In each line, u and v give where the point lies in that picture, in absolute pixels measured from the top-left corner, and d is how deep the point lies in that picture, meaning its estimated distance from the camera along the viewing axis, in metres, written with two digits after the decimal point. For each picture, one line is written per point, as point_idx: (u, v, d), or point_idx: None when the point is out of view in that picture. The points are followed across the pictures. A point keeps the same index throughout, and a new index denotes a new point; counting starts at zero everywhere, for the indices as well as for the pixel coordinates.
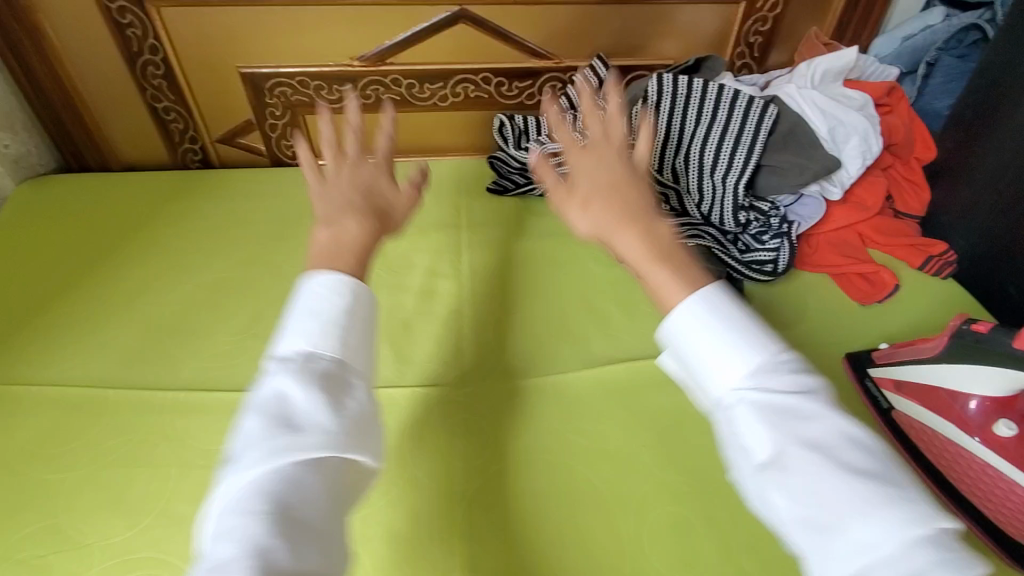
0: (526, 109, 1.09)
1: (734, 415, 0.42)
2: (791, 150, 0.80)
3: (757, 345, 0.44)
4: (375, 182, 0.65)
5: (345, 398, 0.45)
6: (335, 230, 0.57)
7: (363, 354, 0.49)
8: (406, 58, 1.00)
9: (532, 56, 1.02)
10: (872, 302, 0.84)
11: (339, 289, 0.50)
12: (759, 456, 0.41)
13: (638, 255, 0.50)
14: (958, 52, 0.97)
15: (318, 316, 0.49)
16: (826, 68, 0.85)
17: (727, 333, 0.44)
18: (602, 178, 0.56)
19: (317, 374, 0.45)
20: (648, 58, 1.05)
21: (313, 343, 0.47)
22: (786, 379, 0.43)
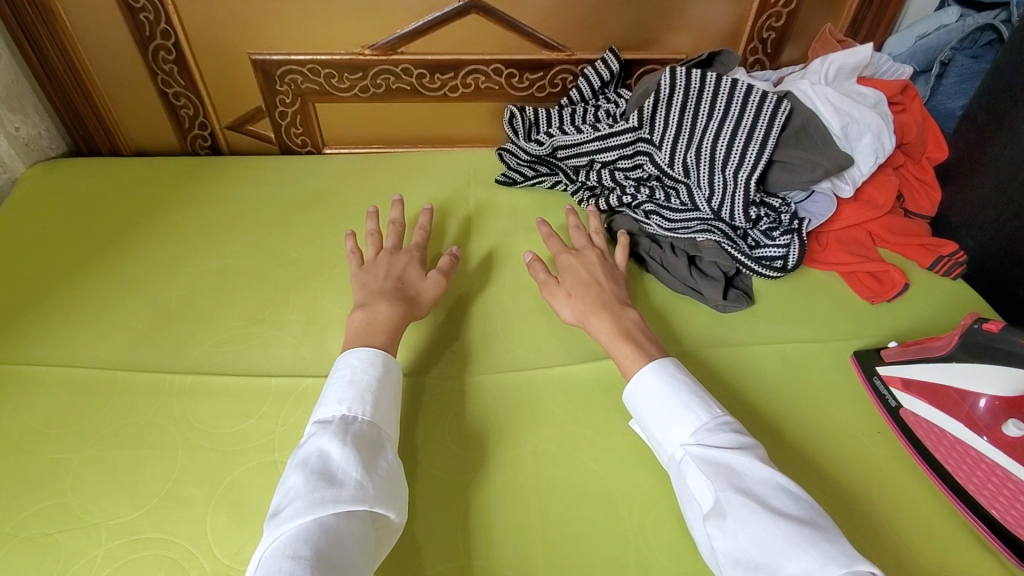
0: (537, 101, 1.08)
1: (681, 464, 0.58)
2: (803, 146, 0.79)
3: (697, 412, 0.60)
4: (406, 270, 0.78)
5: (377, 457, 0.56)
6: (368, 314, 0.70)
7: (392, 419, 0.62)
8: (417, 48, 0.99)
9: (544, 48, 1.01)
10: (881, 301, 0.83)
11: (380, 362, 0.64)
12: (705, 503, 0.55)
13: (609, 334, 0.70)
14: (972, 52, 0.95)
15: (357, 385, 0.61)
16: (840, 65, 0.84)
17: (677, 404, 0.61)
18: (581, 276, 0.77)
19: (351, 436, 0.56)
20: (660, 52, 1.04)
21: (351, 411, 0.59)
22: (722, 437, 0.58)
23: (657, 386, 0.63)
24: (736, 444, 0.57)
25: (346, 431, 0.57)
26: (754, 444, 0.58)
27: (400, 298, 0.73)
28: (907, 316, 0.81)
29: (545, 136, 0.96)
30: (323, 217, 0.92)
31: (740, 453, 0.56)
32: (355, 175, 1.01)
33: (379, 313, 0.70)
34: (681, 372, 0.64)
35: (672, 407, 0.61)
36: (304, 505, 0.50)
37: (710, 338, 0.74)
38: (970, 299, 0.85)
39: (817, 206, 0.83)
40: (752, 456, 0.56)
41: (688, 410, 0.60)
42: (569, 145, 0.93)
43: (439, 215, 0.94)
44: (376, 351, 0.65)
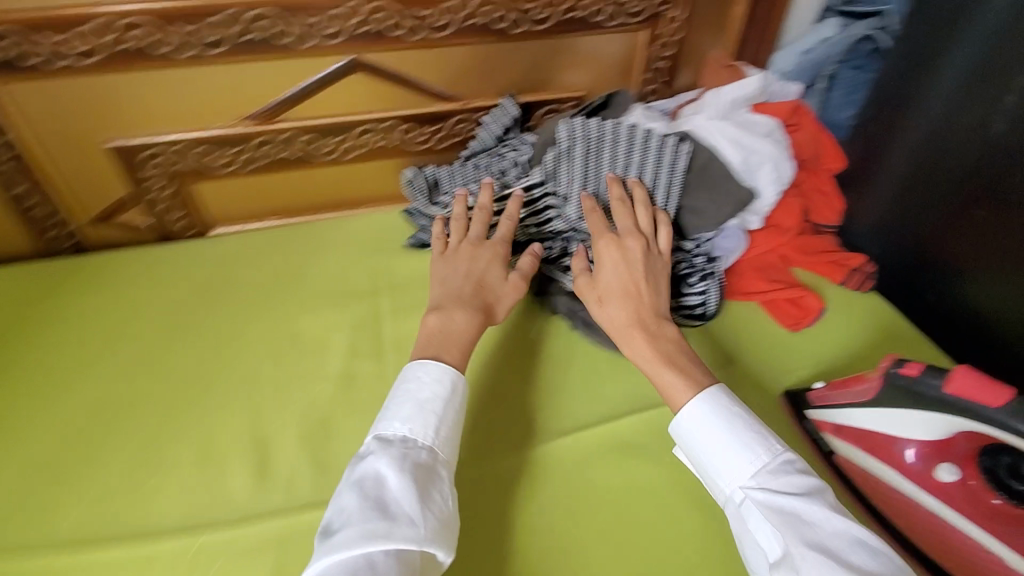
0: (439, 154, 1.03)
1: (741, 507, 0.56)
2: (707, 187, 0.78)
3: (761, 450, 0.57)
4: (488, 270, 0.77)
5: (432, 489, 0.56)
6: (444, 320, 0.71)
7: (452, 447, 0.62)
8: (299, 114, 0.92)
9: (437, 100, 0.96)
10: (803, 327, 0.84)
11: (454, 389, 0.64)
12: (772, 552, 0.53)
13: (649, 359, 0.67)
14: (855, 63, 0.98)
15: (423, 406, 0.62)
16: (732, 98, 0.84)
17: (734, 439, 0.58)
18: (616, 285, 0.72)
19: (411, 464, 0.57)
20: (557, 90, 1.01)
21: (414, 434, 0.60)
22: (787, 478, 0.55)
23: (710, 416, 0.60)
24: (803, 486, 0.54)
25: (409, 456, 0.58)
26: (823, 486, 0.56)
27: (478, 305, 0.74)
28: (827, 340, 0.82)
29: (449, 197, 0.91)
30: (217, 316, 0.83)
31: (808, 499, 0.54)
32: (249, 259, 0.93)
33: (457, 322, 0.71)
34: (734, 399, 0.62)
35: (730, 439, 0.59)
36: (356, 533, 0.51)
37: None
38: (882, 312, 0.87)
39: (729, 243, 0.83)
40: (820, 503, 0.53)
41: (749, 442, 0.58)
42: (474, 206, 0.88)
43: (346, 295, 0.87)
44: (451, 375, 0.65)
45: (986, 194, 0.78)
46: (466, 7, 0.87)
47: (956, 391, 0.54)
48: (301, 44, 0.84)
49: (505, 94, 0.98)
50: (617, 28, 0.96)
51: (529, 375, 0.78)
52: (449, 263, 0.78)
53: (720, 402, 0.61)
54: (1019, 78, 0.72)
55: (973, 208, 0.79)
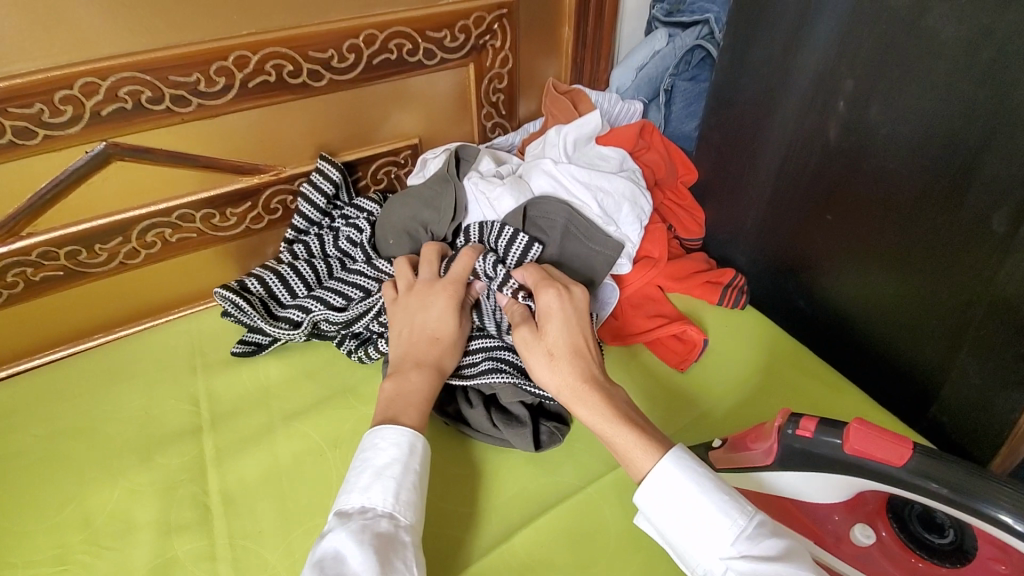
0: (259, 233, 0.86)
1: None
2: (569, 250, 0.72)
3: (738, 512, 0.50)
4: (435, 322, 0.66)
5: (395, 563, 0.47)
6: (399, 382, 0.62)
7: (420, 513, 0.53)
8: (52, 221, 0.71)
9: (240, 174, 0.80)
10: (690, 363, 0.79)
11: (411, 450, 0.55)
12: None
13: (609, 420, 0.58)
14: (688, 74, 0.96)
15: (380, 473, 0.53)
16: (576, 136, 0.77)
17: (713, 503, 0.51)
18: (568, 339, 0.62)
19: (372, 534, 0.49)
20: (388, 141, 0.88)
21: (371, 501, 0.51)
22: (766, 544, 0.49)
23: (679, 482, 0.52)
24: (782, 553, 0.48)
25: (367, 527, 0.49)
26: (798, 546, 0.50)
27: (433, 361, 0.64)
28: (716, 374, 0.78)
29: (298, 308, 0.76)
30: None
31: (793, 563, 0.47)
32: (14, 418, 0.70)
33: (413, 384, 0.61)
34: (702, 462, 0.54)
35: (705, 503, 0.51)
36: None
37: (536, 504, 0.62)
38: (764, 328, 0.84)
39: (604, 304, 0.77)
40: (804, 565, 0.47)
41: (724, 505, 0.50)
42: (334, 313, 0.74)
43: (156, 441, 0.68)
44: (408, 436, 0.56)
45: (835, 196, 0.76)
46: (248, 65, 0.72)
47: (854, 451, 0.49)
48: (29, 139, 0.65)
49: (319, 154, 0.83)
50: (439, 66, 0.85)
51: None
52: (400, 310, 0.68)
53: (689, 465, 0.53)
54: (844, 82, 0.70)
55: (825, 212, 0.77)
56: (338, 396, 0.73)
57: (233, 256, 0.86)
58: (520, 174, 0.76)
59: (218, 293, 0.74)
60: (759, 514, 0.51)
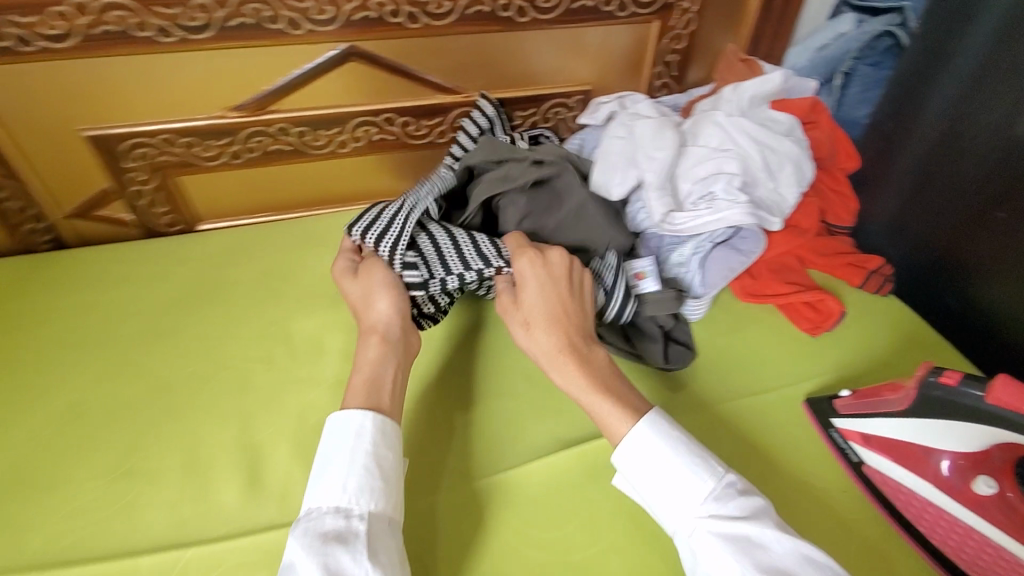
0: (440, 147, 0.99)
1: (689, 539, 0.53)
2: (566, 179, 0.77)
3: (708, 472, 0.55)
4: (363, 302, 0.67)
5: (345, 555, 0.48)
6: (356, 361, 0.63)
7: (388, 493, 0.54)
8: (292, 104, 0.87)
9: (438, 91, 0.92)
10: (823, 331, 0.80)
11: (360, 436, 0.55)
12: None
13: (583, 389, 0.61)
14: (872, 60, 0.95)
15: (332, 467, 0.53)
16: (752, 93, 0.82)
17: (685, 464, 0.55)
18: (546, 308, 0.64)
19: (321, 533, 0.49)
20: (565, 84, 0.97)
21: (315, 502, 0.51)
22: (733, 505, 0.53)
23: (648, 441, 0.57)
24: (748, 510, 0.53)
25: (319, 525, 0.49)
26: (764, 505, 0.54)
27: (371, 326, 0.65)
28: (847, 345, 0.79)
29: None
30: (207, 316, 0.78)
31: (757, 524, 0.52)
32: (239, 255, 0.88)
33: (369, 355, 0.63)
34: (673, 425, 0.59)
35: (678, 467, 0.55)
36: None
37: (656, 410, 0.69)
38: (903, 315, 0.83)
39: (731, 255, 0.78)
40: (768, 524, 0.51)
41: (695, 466, 0.55)
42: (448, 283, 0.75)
43: None
44: (353, 421, 0.55)
45: (1009, 193, 0.74)
46: None
47: (996, 402, 0.50)
48: (294, 30, 0.79)
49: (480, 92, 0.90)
50: (627, 19, 0.92)
51: (538, 377, 0.74)
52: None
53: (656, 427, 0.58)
54: None
55: (997, 209, 0.76)
56: None
57: (416, 163, 1.00)
58: (690, 122, 0.83)
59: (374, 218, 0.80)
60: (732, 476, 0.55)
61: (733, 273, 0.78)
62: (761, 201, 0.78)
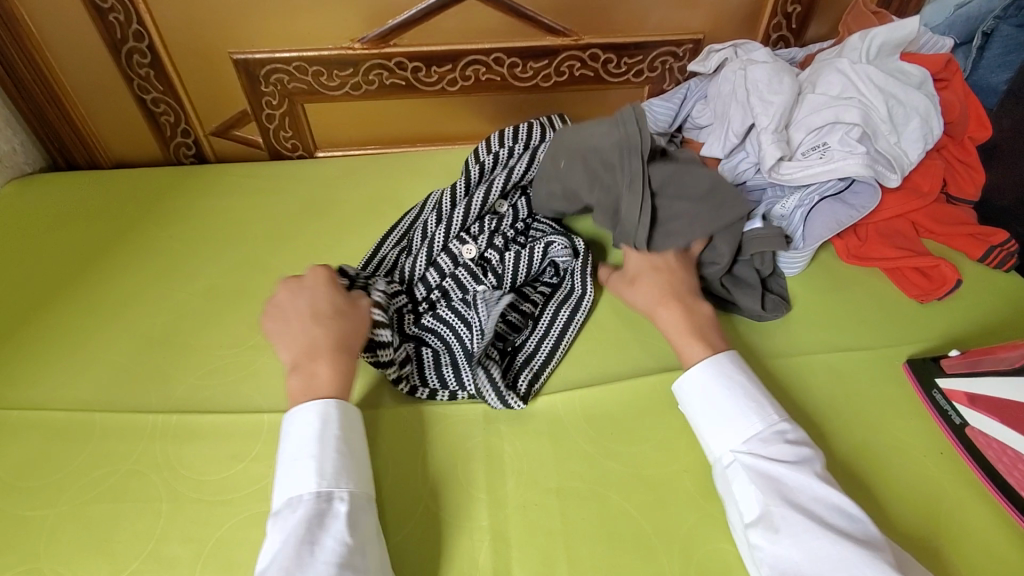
0: (543, 92, 1.00)
1: (729, 470, 0.56)
2: (724, 191, 0.71)
3: (759, 416, 0.57)
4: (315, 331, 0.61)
5: (323, 539, 0.49)
6: (307, 379, 0.59)
7: (353, 474, 0.54)
8: (410, 40, 0.92)
9: (548, 34, 0.93)
10: (933, 299, 0.75)
11: (324, 422, 0.56)
12: (751, 515, 0.53)
13: (678, 332, 0.65)
14: (1018, 20, 0.84)
15: (296, 456, 0.54)
16: (883, 41, 0.79)
17: (744, 402, 0.58)
18: (656, 264, 0.70)
19: (303, 519, 0.50)
20: (677, 32, 0.95)
21: (294, 490, 0.52)
22: (778, 448, 0.54)
23: (713, 381, 0.59)
24: (791, 457, 0.54)
25: (293, 517, 0.50)
26: (812, 455, 0.54)
27: (328, 343, 0.60)
28: (959, 317, 0.73)
29: (461, 244, 0.76)
30: (323, 229, 0.87)
31: (799, 469, 0.53)
32: (350, 181, 0.96)
33: (318, 379, 0.58)
34: (737, 372, 0.60)
35: (729, 403, 0.58)
36: None
37: (742, 354, 0.68)
38: None
39: (839, 209, 0.75)
40: (807, 471, 0.53)
41: (750, 409, 0.57)
42: (462, 304, 0.70)
43: None
44: (318, 409, 0.56)
45: None
46: None
47: None
48: None
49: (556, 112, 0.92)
50: None
51: (624, 313, 0.74)
52: (279, 306, 0.65)
53: (728, 366, 0.60)
54: None
55: None
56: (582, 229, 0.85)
57: (517, 108, 1.02)
58: (811, 72, 0.82)
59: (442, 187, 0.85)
60: (783, 425, 0.56)
61: (839, 227, 0.75)
62: (882, 154, 0.75)
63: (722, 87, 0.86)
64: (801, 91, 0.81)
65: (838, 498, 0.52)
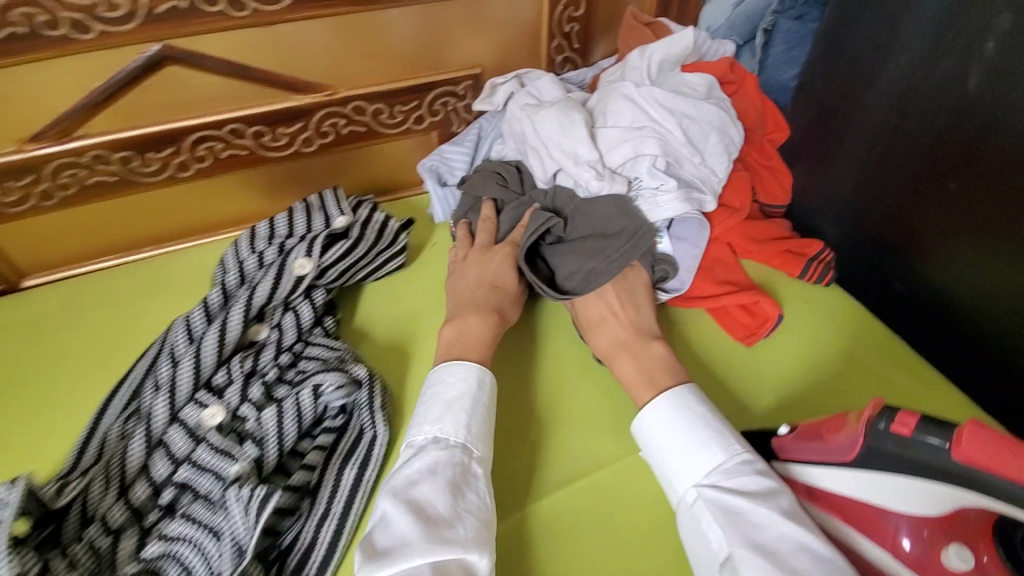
0: (310, 157, 0.82)
1: (692, 506, 0.49)
2: (635, 243, 0.65)
3: (720, 446, 0.50)
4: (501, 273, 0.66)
5: (464, 493, 0.48)
6: (459, 325, 0.62)
7: (487, 441, 0.53)
8: (106, 126, 0.70)
9: (292, 92, 0.75)
10: (757, 339, 0.69)
11: (468, 383, 0.55)
12: (720, 552, 0.46)
13: (633, 382, 0.58)
14: (795, 13, 0.79)
15: (451, 405, 0.53)
16: (662, 57, 0.70)
17: (710, 429, 0.51)
18: (605, 305, 0.64)
19: (442, 466, 0.49)
20: (451, 69, 0.81)
21: (445, 432, 0.51)
22: (742, 480, 0.48)
23: (665, 415, 0.53)
24: (756, 490, 0.47)
25: (444, 455, 0.49)
26: (778, 488, 0.48)
27: (491, 306, 0.64)
28: (789, 357, 0.67)
29: (200, 407, 0.57)
30: (25, 405, 0.65)
31: (763, 502, 0.46)
32: (71, 317, 0.73)
33: (471, 329, 0.61)
34: (697, 402, 0.53)
35: (686, 434, 0.51)
36: (400, 548, 0.44)
37: (566, 472, 0.57)
38: (851, 311, 0.72)
39: (680, 248, 0.68)
40: (771, 507, 0.46)
41: (707, 437, 0.51)
42: (205, 503, 0.52)
43: None
44: (476, 369, 0.56)
45: (962, 162, 0.60)
46: None
47: (965, 458, 0.40)
48: (85, 34, 0.63)
49: (329, 192, 0.74)
50: None
51: None
52: (458, 269, 0.68)
53: (683, 400, 0.53)
54: (998, 18, 0.55)
55: (946, 180, 0.62)
56: (372, 332, 0.69)
57: (284, 179, 0.84)
58: (597, 96, 0.71)
59: (174, 324, 0.64)
60: (746, 454, 0.50)
61: (694, 261, 0.67)
62: (692, 181, 0.66)
63: (512, 128, 0.74)
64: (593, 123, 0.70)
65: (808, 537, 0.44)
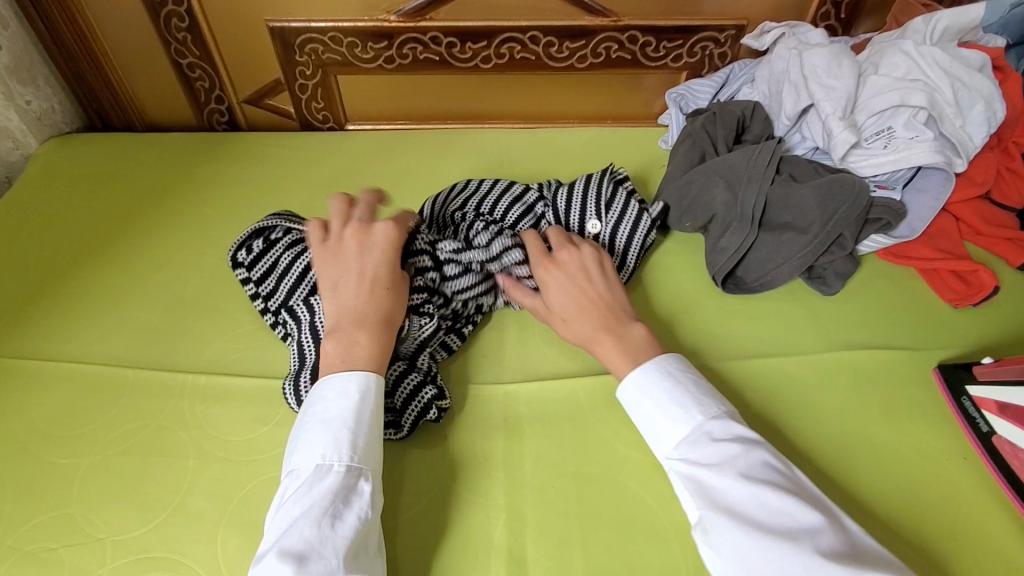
0: (577, 73, 0.98)
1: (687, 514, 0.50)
2: (831, 228, 0.71)
3: (689, 414, 0.52)
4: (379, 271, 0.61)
5: (344, 506, 0.48)
6: (343, 342, 0.57)
7: (377, 450, 0.53)
8: (447, 14, 0.91)
9: (587, 13, 0.91)
10: (966, 305, 0.73)
11: (365, 396, 0.54)
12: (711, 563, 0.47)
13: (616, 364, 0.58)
14: None
15: (329, 424, 0.52)
16: (947, 25, 0.78)
17: (665, 404, 0.53)
18: (573, 297, 0.62)
19: (326, 487, 0.49)
20: (722, 18, 0.92)
21: (320, 456, 0.50)
22: (708, 449, 0.50)
23: (638, 389, 0.55)
24: (716, 461, 0.49)
25: (319, 482, 0.49)
26: (746, 452, 0.49)
27: (376, 312, 0.59)
28: (996, 323, 0.71)
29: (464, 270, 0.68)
30: None
31: (717, 470, 0.48)
32: (379, 151, 0.95)
33: (362, 348, 0.56)
34: (673, 372, 0.55)
35: (659, 410, 0.53)
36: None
37: (763, 352, 0.67)
38: None
39: (919, 198, 0.75)
40: (728, 472, 0.47)
41: (676, 408, 0.53)
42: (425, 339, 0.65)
43: None
44: (358, 377, 0.54)
45: None
46: None
47: None
48: None
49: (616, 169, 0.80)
50: None
51: (653, 302, 0.73)
52: (336, 265, 0.61)
53: (660, 374, 0.55)
54: None
55: None
56: None
57: (551, 87, 1.00)
58: (870, 53, 0.80)
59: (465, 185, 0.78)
60: (722, 424, 0.51)
61: (929, 215, 0.74)
62: (948, 138, 0.74)
63: (775, 66, 0.84)
64: (862, 73, 0.78)
65: (764, 494, 0.46)
